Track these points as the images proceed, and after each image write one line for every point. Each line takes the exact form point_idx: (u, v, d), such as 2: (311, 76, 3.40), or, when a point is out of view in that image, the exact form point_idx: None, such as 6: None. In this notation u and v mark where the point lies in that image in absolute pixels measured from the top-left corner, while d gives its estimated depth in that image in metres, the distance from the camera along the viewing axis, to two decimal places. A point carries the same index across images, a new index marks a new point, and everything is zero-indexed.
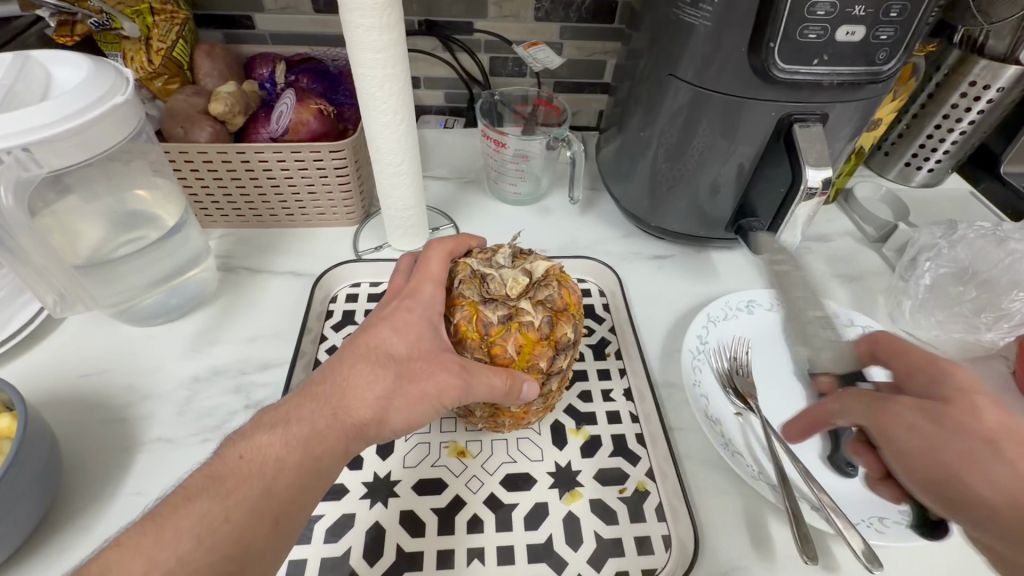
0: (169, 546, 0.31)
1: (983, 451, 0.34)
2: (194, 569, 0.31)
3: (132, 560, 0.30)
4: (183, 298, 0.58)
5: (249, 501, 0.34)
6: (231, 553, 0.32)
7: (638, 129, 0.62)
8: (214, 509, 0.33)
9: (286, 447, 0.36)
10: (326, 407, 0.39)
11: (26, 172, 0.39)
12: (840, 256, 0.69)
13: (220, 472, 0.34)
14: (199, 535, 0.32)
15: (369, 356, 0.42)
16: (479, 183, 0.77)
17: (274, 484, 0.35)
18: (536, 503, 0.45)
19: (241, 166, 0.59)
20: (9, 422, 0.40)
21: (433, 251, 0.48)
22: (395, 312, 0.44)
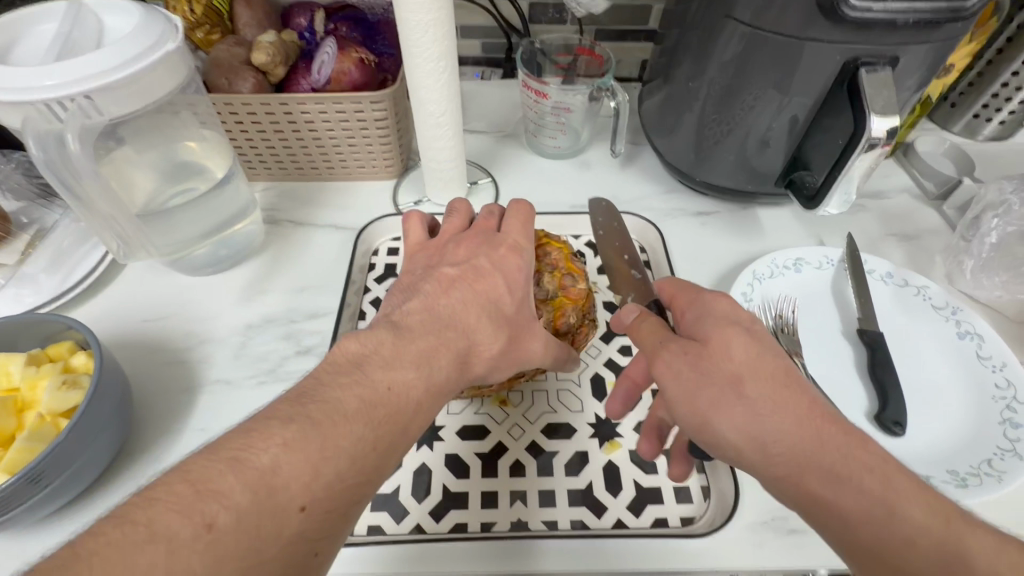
0: (332, 462, 0.28)
1: (750, 386, 0.35)
2: (347, 489, 0.28)
3: (299, 463, 0.27)
4: (232, 250, 0.59)
5: (395, 431, 0.31)
6: (349, 478, 0.28)
7: (686, 78, 0.59)
8: (368, 436, 0.30)
9: (428, 393, 0.34)
10: (452, 351, 0.37)
11: (88, 120, 0.41)
12: (897, 213, 0.66)
13: (377, 400, 0.31)
14: (355, 455, 0.29)
15: (486, 306, 0.40)
16: (517, 137, 0.76)
17: (413, 424, 0.33)
18: (576, 451, 0.45)
19: (284, 118, 0.59)
20: (87, 358, 0.43)
21: (520, 212, 0.47)
22: (506, 264, 0.43)
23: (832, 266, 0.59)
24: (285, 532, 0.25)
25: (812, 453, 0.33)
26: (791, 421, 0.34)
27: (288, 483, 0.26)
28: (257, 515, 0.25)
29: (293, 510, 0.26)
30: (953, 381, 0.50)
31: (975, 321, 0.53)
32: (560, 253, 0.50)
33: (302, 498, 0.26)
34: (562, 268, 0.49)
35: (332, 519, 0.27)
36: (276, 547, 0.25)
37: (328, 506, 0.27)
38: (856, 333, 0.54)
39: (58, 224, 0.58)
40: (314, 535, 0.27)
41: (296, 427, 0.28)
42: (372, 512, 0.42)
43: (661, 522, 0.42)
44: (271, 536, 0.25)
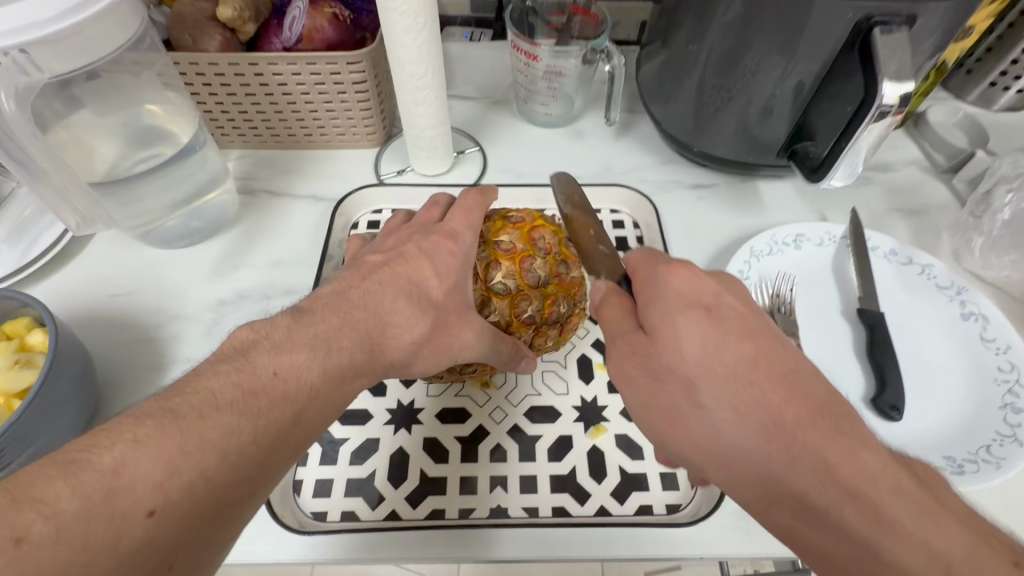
0: (191, 456, 0.25)
1: (706, 393, 0.31)
2: (213, 489, 0.25)
3: (151, 460, 0.24)
4: (204, 221, 0.56)
5: (279, 421, 0.29)
6: (213, 473, 0.25)
7: (686, 40, 0.55)
8: (243, 426, 0.27)
9: (325, 377, 0.32)
10: (360, 333, 0.35)
11: (22, 77, 0.37)
12: (904, 188, 0.63)
13: (257, 387, 0.29)
14: (224, 447, 0.26)
15: (404, 290, 0.38)
16: (506, 104, 0.72)
17: (305, 414, 0.30)
18: (560, 436, 0.44)
19: (255, 80, 0.55)
20: (42, 336, 0.41)
21: (470, 200, 0.45)
22: (436, 249, 0.41)
23: (833, 243, 0.56)
24: (123, 540, 0.22)
25: (775, 467, 0.29)
26: (754, 429, 0.30)
27: (134, 483, 0.23)
28: (86, 518, 0.22)
29: (139, 515, 0.23)
30: (954, 363, 0.48)
31: (981, 301, 0.51)
32: (556, 237, 0.46)
33: (152, 499, 0.23)
34: (555, 254, 0.45)
35: (186, 524, 0.24)
36: (109, 559, 0.21)
37: (182, 509, 0.24)
38: (856, 313, 0.52)
39: (17, 194, 0.55)
40: (164, 547, 0.23)
41: (152, 423, 0.25)
42: (346, 497, 0.40)
43: (646, 510, 0.40)
44: (103, 546, 0.22)
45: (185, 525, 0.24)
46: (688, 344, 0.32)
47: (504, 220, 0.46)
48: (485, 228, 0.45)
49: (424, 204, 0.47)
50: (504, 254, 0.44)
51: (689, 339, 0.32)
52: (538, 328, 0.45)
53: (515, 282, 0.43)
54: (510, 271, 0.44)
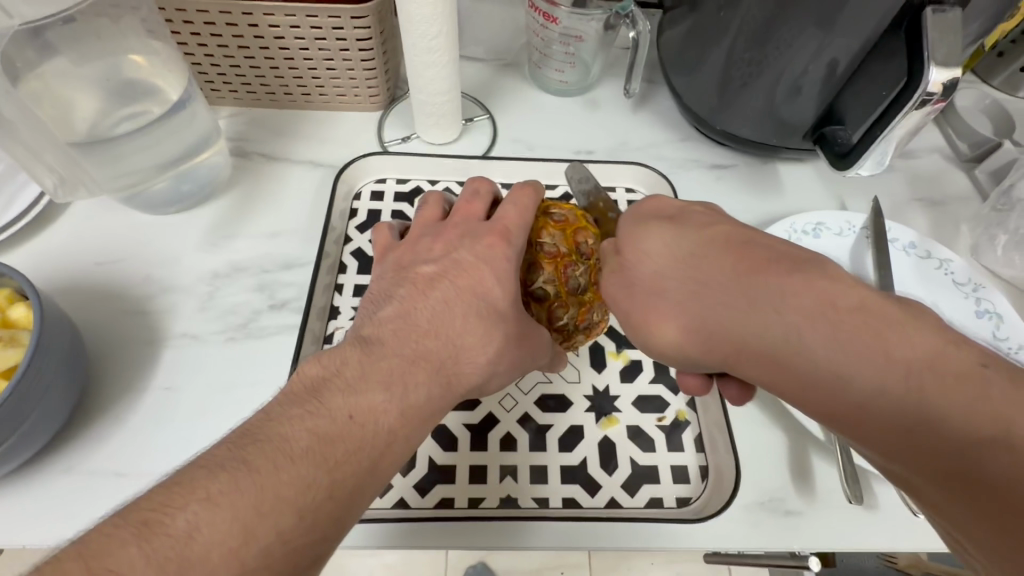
0: (267, 518, 0.25)
1: (672, 280, 0.33)
2: (289, 553, 0.25)
3: (225, 524, 0.24)
4: (195, 185, 0.52)
5: (358, 470, 0.28)
6: (293, 533, 0.25)
7: (716, 7, 0.52)
8: (319, 479, 0.27)
9: (401, 418, 0.31)
10: (437, 371, 0.34)
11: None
12: (926, 176, 0.61)
13: (334, 434, 0.28)
14: (301, 505, 0.26)
15: (478, 311, 0.36)
16: (518, 67, 0.67)
17: (383, 461, 0.30)
18: (571, 426, 0.43)
19: (249, 31, 0.50)
20: (27, 310, 0.38)
21: (524, 195, 0.41)
22: (492, 255, 0.38)
23: (853, 233, 0.55)
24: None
25: (759, 322, 0.30)
26: (720, 297, 0.31)
27: (207, 549, 0.23)
28: None
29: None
30: None
31: (996, 300, 0.50)
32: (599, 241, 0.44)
33: (226, 568, 0.23)
34: (596, 259, 0.43)
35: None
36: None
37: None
38: None
39: None
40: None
41: (224, 478, 0.25)
42: None
43: (656, 502, 0.40)
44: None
45: None
46: (650, 246, 0.35)
47: (546, 217, 0.43)
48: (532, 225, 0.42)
49: (464, 189, 0.44)
50: (547, 256, 0.42)
51: (650, 242, 0.35)
52: (569, 333, 0.44)
53: (554, 288, 0.42)
54: (551, 275, 0.42)
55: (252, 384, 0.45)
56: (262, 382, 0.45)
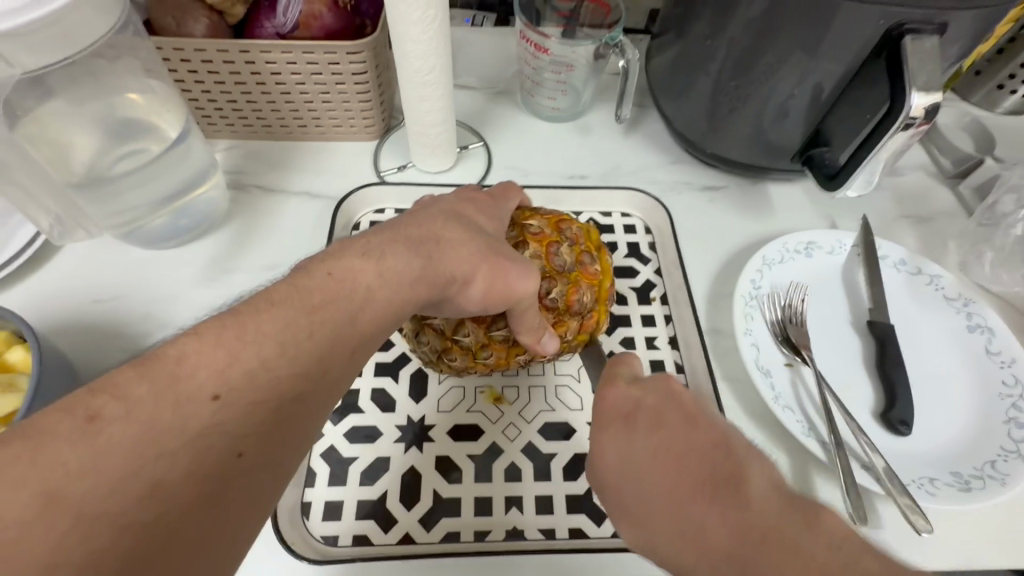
0: (249, 347, 0.25)
1: (627, 490, 0.29)
2: (273, 380, 0.25)
3: (211, 352, 0.25)
4: (192, 219, 0.52)
5: (339, 321, 0.29)
6: (274, 364, 0.26)
7: (703, 36, 0.53)
8: (299, 322, 0.27)
9: (380, 279, 0.31)
10: (419, 248, 0.33)
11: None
12: (913, 193, 0.63)
13: (314, 287, 0.29)
14: (282, 340, 0.26)
15: (453, 216, 0.37)
16: (511, 94, 0.68)
17: (364, 319, 0.30)
18: (575, 454, 0.43)
19: (246, 68, 0.51)
20: (24, 354, 0.38)
21: (509, 184, 0.45)
22: (475, 198, 0.40)
23: (844, 252, 0.56)
24: (194, 423, 0.23)
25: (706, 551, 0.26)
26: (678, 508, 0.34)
27: (196, 370, 0.24)
28: (154, 406, 0.23)
29: (203, 399, 0.23)
30: (959, 372, 0.49)
31: (987, 314, 0.51)
32: (583, 230, 0.44)
33: (214, 386, 0.24)
34: (582, 244, 0.44)
35: (252, 416, 0.24)
36: (179, 438, 0.22)
37: (246, 397, 0.24)
38: (866, 325, 0.52)
39: None
40: (230, 431, 0.24)
41: (215, 322, 0.26)
42: (358, 520, 0.39)
43: None
44: (176, 433, 0.22)
45: (246, 412, 0.24)
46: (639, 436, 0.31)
47: (532, 209, 0.45)
48: (516, 215, 0.44)
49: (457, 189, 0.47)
50: (532, 237, 0.42)
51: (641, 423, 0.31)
52: (560, 316, 0.42)
53: (541, 264, 0.41)
54: (537, 253, 0.42)
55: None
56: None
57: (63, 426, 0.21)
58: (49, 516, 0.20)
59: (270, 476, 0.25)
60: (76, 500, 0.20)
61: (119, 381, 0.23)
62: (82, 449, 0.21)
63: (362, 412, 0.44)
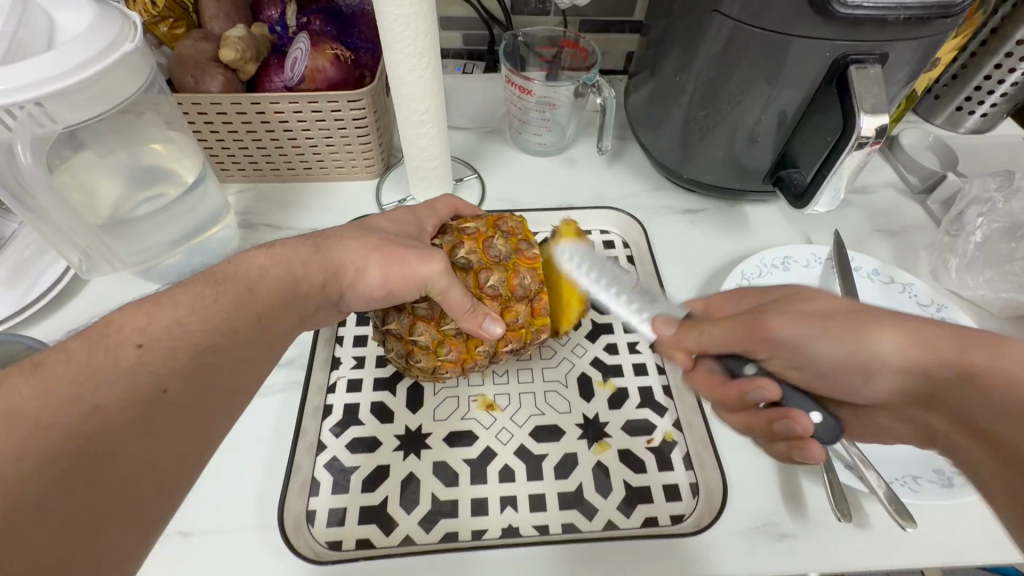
0: (165, 309, 0.30)
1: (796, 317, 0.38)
2: (189, 334, 0.30)
3: (136, 316, 0.29)
4: (207, 257, 0.57)
5: (243, 294, 0.33)
6: (192, 322, 0.30)
7: (673, 72, 0.58)
8: (208, 292, 0.32)
9: (271, 261, 0.37)
10: (309, 243, 0.39)
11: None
12: (884, 209, 0.66)
13: (218, 272, 0.34)
14: (194, 304, 0.31)
15: (357, 225, 0.43)
16: (501, 133, 0.74)
17: (268, 298, 0.35)
18: (565, 453, 0.46)
19: (257, 117, 0.56)
20: None
21: (454, 198, 0.51)
22: (389, 212, 0.46)
23: (819, 265, 0.59)
24: (119, 362, 0.26)
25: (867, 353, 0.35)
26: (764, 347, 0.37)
27: (121, 328, 0.28)
28: (86, 355, 0.26)
29: (129, 345, 0.27)
30: None
31: (960, 318, 0.53)
32: (518, 223, 0.48)
33: (137, 336, 0.28)
34: (518, 235, 0.47)
35: (173, 357, 0.28)
36: (110, 373, 0.26)
37: (168, 343, 0.28)
38: None
39: (18, 234, 0.54)
40: (154, 368, 0.27)
41: (135, 303, 0.30)
42: (361, 524, 0.42)
43: (651, 522, 0.42)
44: (106, 370, 0.26)
45: (168, 353, 0.28)
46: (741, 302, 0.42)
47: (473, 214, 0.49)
48: (454, 221, 0.49)
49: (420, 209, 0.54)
50: (469, 236, 0.46)
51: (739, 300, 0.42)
52: (506, 303, 0.45)
53: (478, 258, 0.45)
54: (472, 248, 0.45)
55: (242, 437, 0.45)
56: (254, 430, 0.45)
57: (11, 372, 0.25)
58: (10, 425, 0.23)
59: (194, 410, 0.28)
60: (28, 420, 0.23)
61: (59, 347, 0.27)
62: (29, 384, 0.24)
63: (362, 425, 0.47)
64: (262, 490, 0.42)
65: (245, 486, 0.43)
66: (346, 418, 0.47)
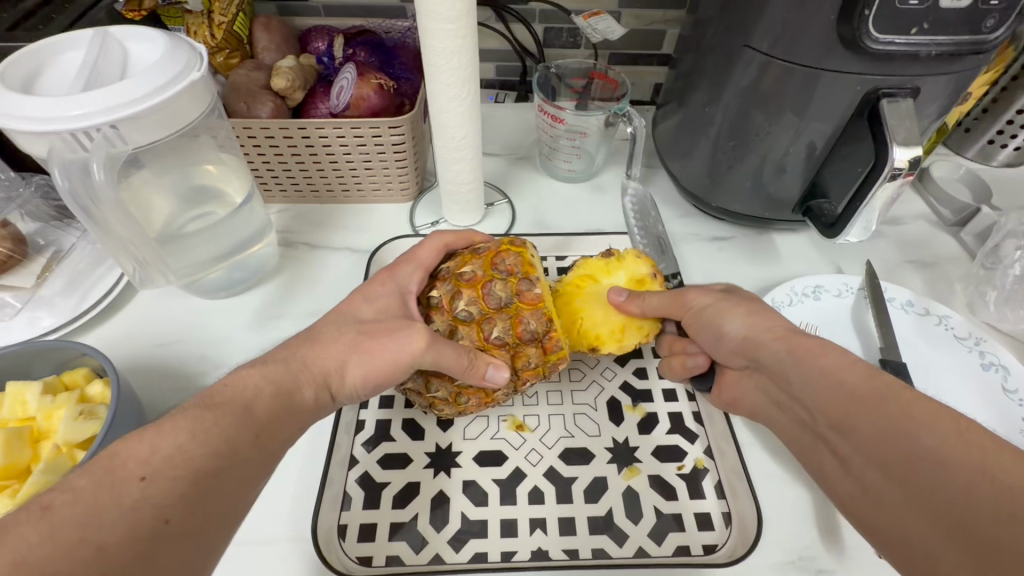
0: (166, 437, 0.29)
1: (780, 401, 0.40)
2: (192, 461, 0.29)
3: (137, 446, 0.29)
4: (246, 272, 0.59)
5: (242, 418, 0.33)
6: (196, 453, 0.30)
7: (702, 104, 0.59)
8: (211, 418, 0.32)
9: (265, 378, 0.36)
10: (297, 355, 0.39)
11: (72, 154, 0.40)
12: (917, 240, 0.66)
13: (215, 394, 0.34)
14: (196, 431, 0.31)
15: (335, 317, 0.43)
16: (531, 159, 0.76)
17: (266, 419, 0.34)
18: (594, 477, 0.45)
19: (302, 142, 0.59)
20: (102, 388, 0.43)
21: (446, 237, 0.50)
22: (367, 287, 0.45)
23: (851, 294, 0.59)
24: (125, 499, 0.26)
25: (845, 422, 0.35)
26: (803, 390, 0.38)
27: (125, 460, 0.28)
28: (92, 494, 0.26)
29: (133, 480, 0.27)
30: (978, 407, 0.50)
31: (999, 353, 0.52)
32: (518, 258, 0.47)
33: (142, 469, 0.28)
34: (518, 273, 0.46)
35: (177, 487, 0.28)
36: (116, 511, 0.26)
37: (173, 474, 0.28)
38: (879, 363, 0.53)
39: (75, 247, 0.58)
40: (159, 504, 0.27)
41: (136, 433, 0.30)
42: (390, 542, 0.42)
43: (683, 551, 0.41)
44: (111, 508, 0.26)
45: (174, 492, 0.28)
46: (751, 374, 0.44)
47: (470, 252, 0.48)
48: (448, 266, 0.48)
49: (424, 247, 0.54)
50: (466, 283, 0.46)
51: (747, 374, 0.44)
52: (514, 348, 0.45)
53: (478, 308, 0.45)
54: (472, 298, 0.45)
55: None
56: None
57: (20, 517, 0.24)
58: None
59: (198, 544, 0.28)
60: (35, 573, 0.22)
61: (62, 482, 0.26)
62: (38, 528, 0.24)
63: (393, 441, 0.47)
64: (295, 503, 0.43)
65: (279, 498, 0.43)
66: (378, 433, 0.48)
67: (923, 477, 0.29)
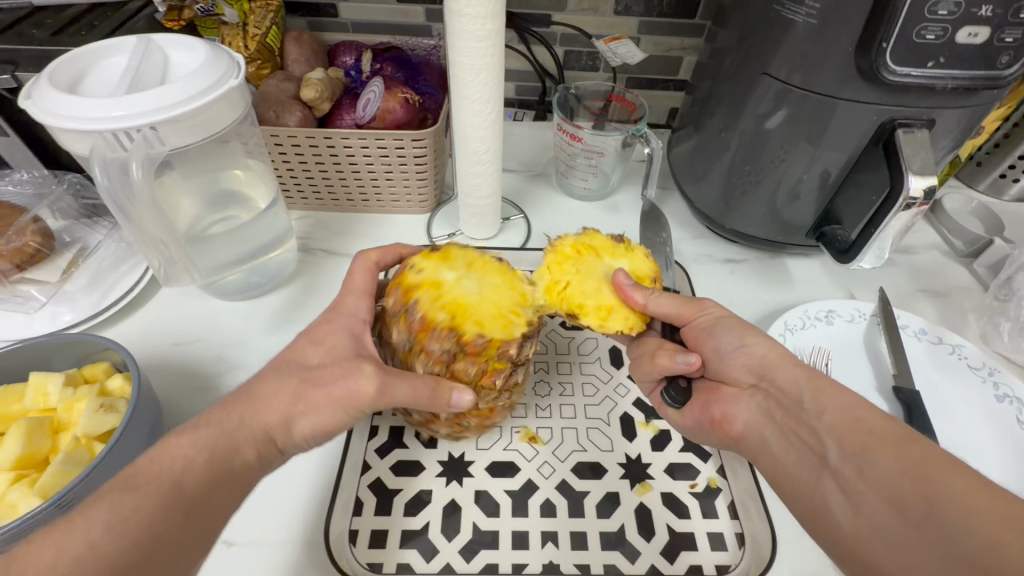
0: (77, 532, 0.28)
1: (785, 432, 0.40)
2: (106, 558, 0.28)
3: (43, 549, 0.27)
4: (264, 277, 0.60)
5: (168, 497, 0.31)
6: (108, 550, 0.28)
7: (718, 129, 0.60)
8: (138, 501, 0.30)
9: (197, 446, 0.34)
10: (234, 411, 0.36)
11: (113, 153, 0.42)
12: (929, 269, 0.66)
13: (144, 466, 0.32)
14: (112, 521, 0.29)
15: (275, 364, 0.39)
16: (547, 177, 0.77)
17: (197, 495, 0.32)
18: (606, 493, 0.45)
19: (326, 151, 0.60)
20: (123, 381, 0.43)
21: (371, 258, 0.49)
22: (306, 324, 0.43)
23: (864, 321, 0.59)
24: None
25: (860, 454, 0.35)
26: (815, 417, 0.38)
27: (31, 561, 0.26)
28: None
29: None
30: (992, 439, 0.50)
31: (1014, 384, 0.52)
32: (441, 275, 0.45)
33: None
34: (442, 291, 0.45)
35: None
36: None
37: None
38: (892, 390, 0.53)
39: (101, 245, 0.59)
40: None
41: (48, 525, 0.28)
42: (401, 549, 0.42)
43: (696, 570, 0.41)
44: None
45: None
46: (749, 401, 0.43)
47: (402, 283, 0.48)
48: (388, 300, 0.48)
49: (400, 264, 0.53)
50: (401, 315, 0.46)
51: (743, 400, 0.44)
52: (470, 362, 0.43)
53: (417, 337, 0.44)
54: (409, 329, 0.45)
55: None
56: None
57: None
58: None
59: None
60: None
61: None
62: None
63: (406, 448, 0.48)
64: (307, 505, 0.43)
65: (291, 501, 0.43)
66: (390, 440, 0.48)
67: (939, 512, 0.29)
